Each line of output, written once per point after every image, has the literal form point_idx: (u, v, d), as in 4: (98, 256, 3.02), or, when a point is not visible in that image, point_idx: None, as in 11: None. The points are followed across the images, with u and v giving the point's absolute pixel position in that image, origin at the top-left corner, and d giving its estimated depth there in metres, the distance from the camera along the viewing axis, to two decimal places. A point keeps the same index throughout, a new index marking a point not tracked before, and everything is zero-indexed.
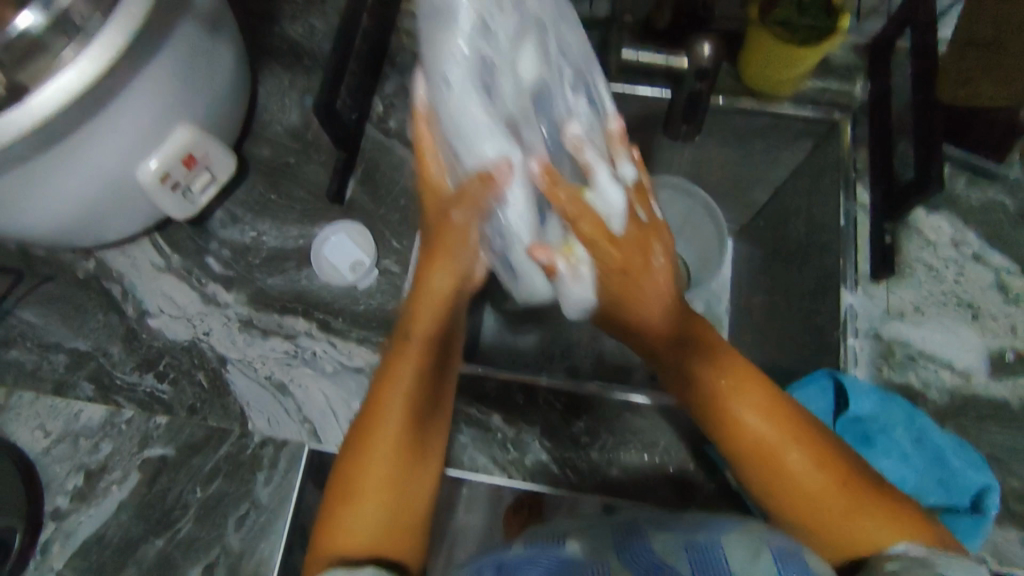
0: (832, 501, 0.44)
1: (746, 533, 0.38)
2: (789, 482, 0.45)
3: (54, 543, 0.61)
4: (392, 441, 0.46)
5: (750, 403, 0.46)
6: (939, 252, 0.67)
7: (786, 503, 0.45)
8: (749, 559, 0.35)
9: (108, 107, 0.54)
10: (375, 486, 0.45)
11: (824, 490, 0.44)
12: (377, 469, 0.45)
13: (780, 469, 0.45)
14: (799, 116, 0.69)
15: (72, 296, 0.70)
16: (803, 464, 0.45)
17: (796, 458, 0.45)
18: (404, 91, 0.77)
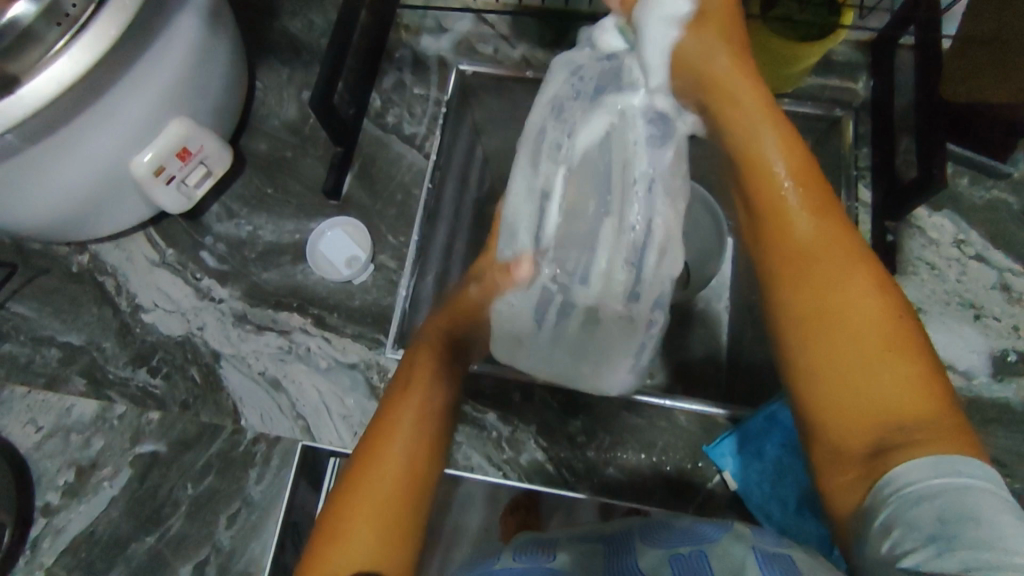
0: (903, 396, 0.39)
1: (730, 542, 0.40)
2: (846, 362, 0.40)
3: (43, 539, 0.61)
4: (396, 457, 0.46)
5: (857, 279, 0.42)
6: (942, 251, 0.66)
7: (838, 343, 0.41)
8: (734, 569, 0.37)
9: (101, 98, 0.54)
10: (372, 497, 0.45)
11: (891, 388, 0.39)
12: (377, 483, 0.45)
13: (851, 334, 0.40)
14: (800, 113, 0.68)
15: (66, 290, 0.69)
16: (890, 377, 0.39)
17: (879, 365, 0.39)
18: (403, 85, 0.76)
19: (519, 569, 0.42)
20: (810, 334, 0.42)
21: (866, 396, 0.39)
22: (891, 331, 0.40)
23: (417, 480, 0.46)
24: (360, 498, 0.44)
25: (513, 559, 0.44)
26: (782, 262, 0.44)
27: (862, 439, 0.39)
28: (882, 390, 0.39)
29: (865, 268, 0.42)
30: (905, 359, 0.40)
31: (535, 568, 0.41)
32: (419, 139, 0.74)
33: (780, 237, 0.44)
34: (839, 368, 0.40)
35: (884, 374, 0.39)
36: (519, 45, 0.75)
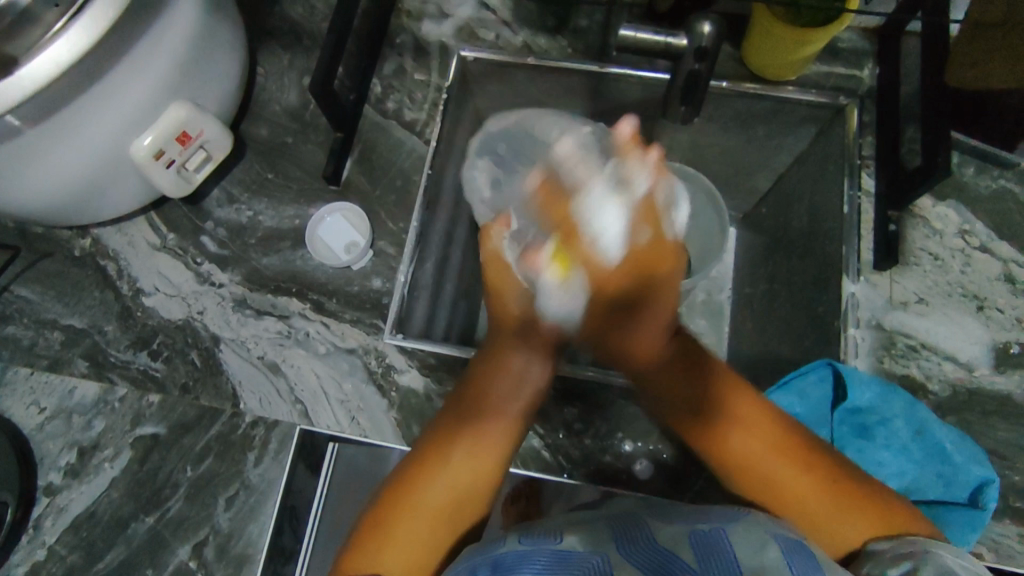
0: (817, 499, 0.50)
1: (751, 526, 0.41)
2: (783, 476, 0.51)
3: (46, 518, 0.62)
4: (433, 494, 0.52)
5: (743, 428, 0.53)
6: (946, 242, 0.65)
7: (784, 485, 0.51)
8: (753, 551, 0.38)
9: (100, 82, 0.54)
10: (407, 538, 0.50)
11: (841, 522, 0.48)
12: (410, 522, 0.51)
13: (771, 480, 0.52)
14: (804, 101, 0.67)
15: (69, 273, 0.70)
16: (793, 471, 0.51)
17: (783, 461, 0.51)
18: (403, 71, 0.75)
19: (526, 551, 0.41)
20: (749, 475, 0.53)
21: (794, 500, 0.51)
22: (770, 432, 0.53)
23: (463, 505, 0.52)
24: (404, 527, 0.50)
25: (519, 543, 0.43)
26: (726, 385, 0.55)
27: (849, 538, 0.48)
28: (813, 507, 0.50)
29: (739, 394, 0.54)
30: (787, 457, 0.52)
31: (542, 550, 0.41)
32: (419, 125, 0.74)
33: (718, 416, 0.54)
34: (807, 500, 0.50)
35: (778, 466, 0.52)
36: (521, 31, 0.75)
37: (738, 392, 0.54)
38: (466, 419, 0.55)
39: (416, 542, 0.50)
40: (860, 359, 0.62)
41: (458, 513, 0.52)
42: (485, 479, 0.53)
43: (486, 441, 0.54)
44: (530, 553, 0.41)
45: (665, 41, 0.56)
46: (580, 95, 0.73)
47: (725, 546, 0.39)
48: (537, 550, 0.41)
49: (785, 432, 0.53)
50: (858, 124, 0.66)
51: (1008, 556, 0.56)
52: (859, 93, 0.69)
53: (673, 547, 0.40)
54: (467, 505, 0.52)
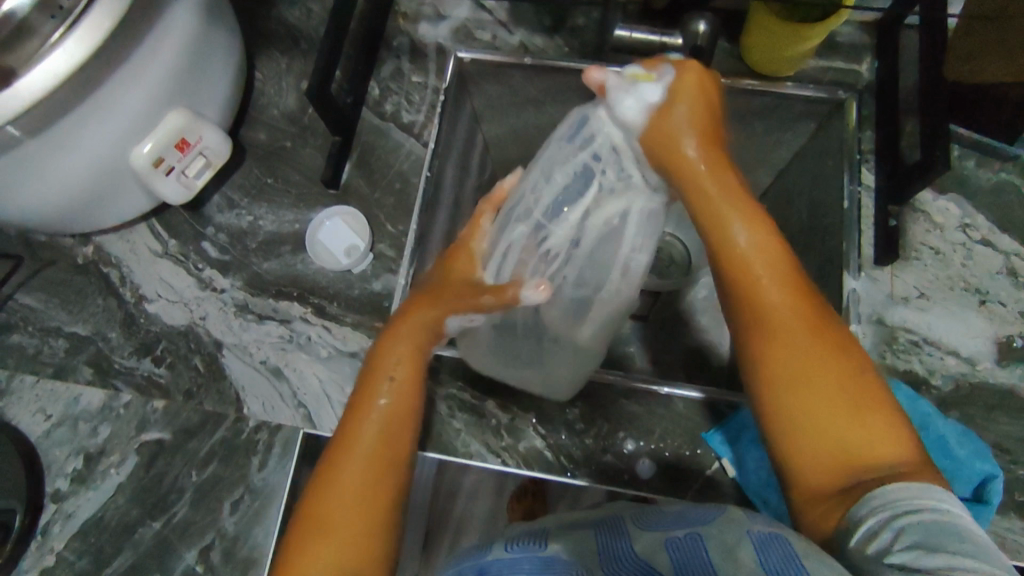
0: (835, 416, 0.39)
1: (724, 524, 0.39)
2: (811, 394, 0.40)
3: (54, 524, 0.62)
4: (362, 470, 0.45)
5: (794, 338, 0.41)
6: (946, 235, 0.65)
7: (801, 414, 0.40)
8: (727, 556, 0.37)
9: (97, 89, 0.54)
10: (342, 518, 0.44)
11: (870, 432, 0.39)
12: (344, 501, 0.44)
13: (790, 386, 0.41)
14: (801, 96, 0.67)
15: (71, 281, 0.70)
16: (820, 384, 0.40)
17: (818, 377, 0.40)
18: (400, 73, 0.75)
19: (514, 559, 0.43)
20: (783, 412, 0.41)
21: (793, 420, 0.40)
22: (823, 344, 0.41)
23: (388, 460, 0.46)
24: (331, 499, 0.44)
25: (505, 551, 0.45)
26: (780, 307, 0.43)
27: (829, 476, 0.39)
28: (842, 432, 0.39)
29: (805, 314, 0.42)
30: (825, 369, 0.40)
31: (527, 558, 0.43)
32: (417, 127, 0.74)
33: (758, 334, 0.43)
34: (835, 426, 0.39)
35: (819, 380, 0.40)
36: (517, 31, 0.74)
37: (796, 303, 0.43)
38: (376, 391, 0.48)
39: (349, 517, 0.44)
40: (863, 355, 0.62)
41: (389, 473, 0.46)
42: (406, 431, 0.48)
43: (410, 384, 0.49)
44: (515, 562, 0.42)
45: (660, 40, 0.61)
46: (577, 94, 0.73)
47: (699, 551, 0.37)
48: (523, 557, 0.43)
49: (841, 352, 0.41)
50: (857, 117, 0.66)
51: (1012, 550, 0.56)
52: (858, 87, 0.69)
53: (650, 558, 0.39)
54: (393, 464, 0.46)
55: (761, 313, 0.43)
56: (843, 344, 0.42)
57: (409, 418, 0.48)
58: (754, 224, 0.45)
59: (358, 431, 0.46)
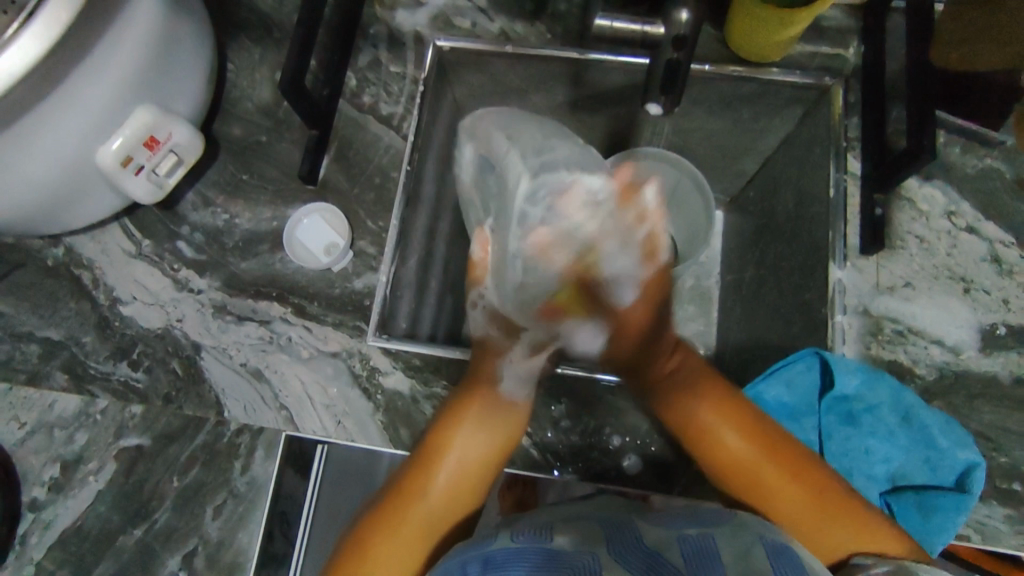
0: (768, 474, 0.55)
1: (732, 531, 0.42)
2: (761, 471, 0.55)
3: (32, 534, 0.61)
4: (430, 506, 0.56)
5: (734, 433, 0.56)
6: (932, 224, 0.64)
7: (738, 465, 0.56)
8: (740, 551, 0.39)
9: (58, 86, 0.52)
10: (411, 534, 0.55)
11: (797, 486, 0.54)
12: (414, 524, 0.55)
13: (762, 497, 0.55)
14: (786, 82, 0.66)
15: (42, 284, 0.68)
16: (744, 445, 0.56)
17: (731, 431, 0.56)
18: (378, 64, 0.73)
19: (518, 549, 0.41)
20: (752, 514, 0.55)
21: (767, 501, 0.55)
22: (732, 411, 0.57)
23: (461, 509, 0.57)
24: (413, 517, 0.56)
25: (512, 541, 0.43)
26: (709, 395, 0.58)
27: (840, 547, 0.52)
28: (797, 509, 0.54)
29: (731, 413, 0.57)
30: (754, 443, 0.56)
31: (532, 547, 0.41)
32: (396, 120, 0.72)
33: (707, 447, 0.57)
34: (794, 510, 0.54)
35: (745, 452, 0.56)
36: (497, 18, 0.72)
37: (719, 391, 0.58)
38: (461, 422, 0.58)
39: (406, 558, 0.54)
40: (849, 346, 0.61)
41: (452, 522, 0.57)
42: (483, 480, 0.58)
43: (493, 440, 0.57)
44: (520, 552, 0.40)
45: (643, 29, 0.63)
46: (560, 83, 0.72)
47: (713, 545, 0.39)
48: (528, 547, 0.41)
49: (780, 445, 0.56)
50: (842, 105, 0.66)
51: (993, 536, 0.56)
52: (844, 73, 0.68)
53: (661, 549, 0.39)
54: (461, 513, 0.57)
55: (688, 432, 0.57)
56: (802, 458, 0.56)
57: (493, 458, 0.58)
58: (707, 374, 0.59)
59: (440, 467, 0.57)
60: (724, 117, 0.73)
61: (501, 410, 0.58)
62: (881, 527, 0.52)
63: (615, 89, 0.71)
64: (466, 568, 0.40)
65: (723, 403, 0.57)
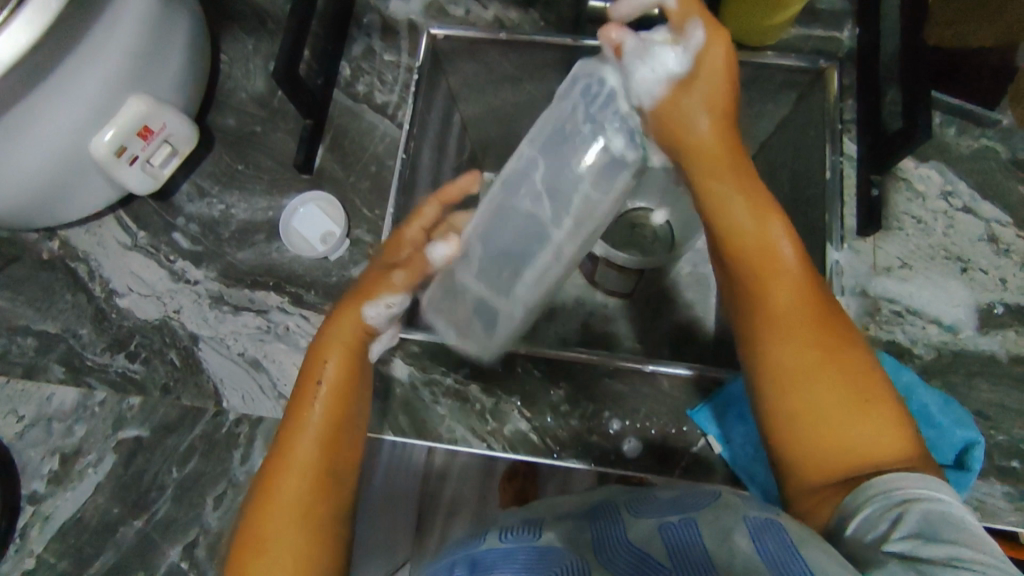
0: (814, 365, 0.44)
1: (719, 511, 0.40)
2: (796, 359, 0.44)
3: (32, 526, 0.61)
4: (305, 467, 0.49)
5: (781, 291, 0.46)
6: (928, 204, 0.65)
7: (783, 358, 0.44)
8: (721, 540, 0.36)
9: (51, 74, 0.52)
10: (287, 511, 0.47)
11: (834, 394, 0.43)
12: (286, 500, 0.47)
13: (793, 370, 0.44)
14: (782, 66, 0.66)
15: (38, 277, 0.68)
16: (794, 345, 0.44)
17: (772, 286, 0.46)
18: (372, 52, 0.73)
19: (508, 549, 0.38)
20: (779, 411, 0.44)
21: (797, 371, 0.44)
22: (790, 291, 0.46)
23: (339, 459, 0.50)
24: (286, 489, 0.48)
25: (500, 539, 0.41)
26: (759, 262, 0.47)
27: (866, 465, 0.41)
28: (829, 405, 0.42)
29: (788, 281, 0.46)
30: (806, 333, 0.44)
31: (523, 548, 0.38)
32: (391, 108, 0.72)
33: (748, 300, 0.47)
34: (825, 419, 0.42)
35: (792, 343, 0.44)
36: (491, 5, 0.72)
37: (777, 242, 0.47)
38: (327, 369, 0.52)
39: (291, 513, 0.47)
40: None
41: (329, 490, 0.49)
42: (355, 433, 0.52)
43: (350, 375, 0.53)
44: (510, 551, 0.38)
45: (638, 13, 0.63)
46: (555, 69, 0.72)
47: (695, 537, 0.37)
48: (519, 547, 0.38)
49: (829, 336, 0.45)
50: (837, 88, 0.65)
51: (993, 514, 0.56)
52: (839, 56, 0.69)
53: (643, 544, 0.37)
54: (339, 479, 0.50)
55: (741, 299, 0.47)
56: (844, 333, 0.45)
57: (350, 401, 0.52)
58: (751, 204, 0.48)
59: (301, 425, 0.50)
60: None
61: (359, 348, 0.54)
62: (900, 422, 0.42)
63: None
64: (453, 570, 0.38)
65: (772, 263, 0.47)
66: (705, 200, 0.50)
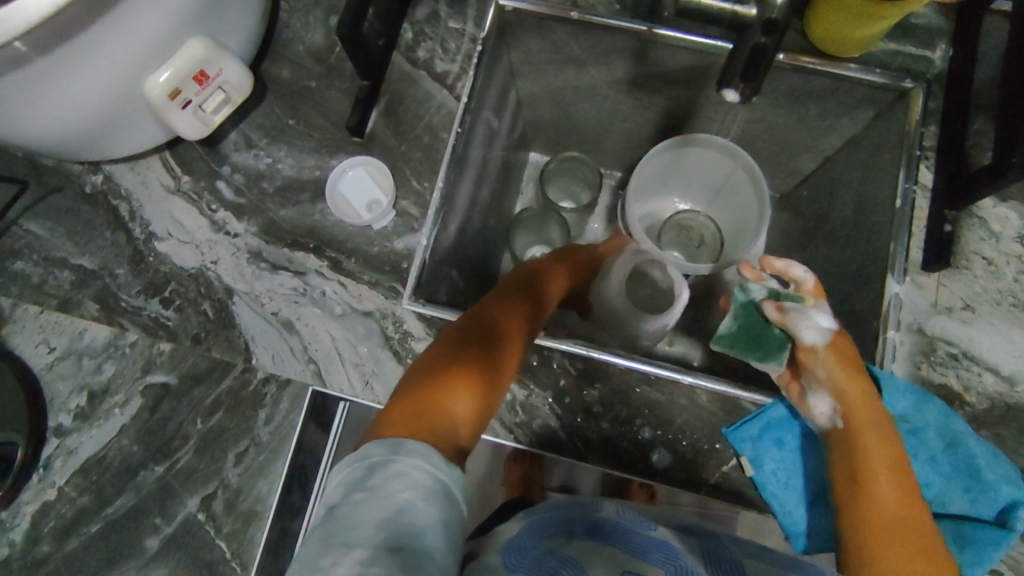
0: (909, 565, 0.47)
1: None
2: (890, 563, 0.47)
3: (56, 459, 0.61)
4: (490, 349, 0.49)
5: (890, 486, 0.50)
6: (1003, 246, 0.61)
7: (883, 556, 0.47)
8: None
9: (111, 11, 0.49)
10: (465, 378, 0.46)
11: None
12: (468, 366, 0.47)
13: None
14: (864, 81, 0.64)
15: (80, 210, 0.67)
16: (890, 546, 0.48)
17: (883, 486, 0.50)
18: (437, 17, 0.70)
19: (626, 526, 0.44)
20: None
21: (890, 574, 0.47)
22: (906, 512, 0.49)
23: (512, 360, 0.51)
24: (455, 365, 0.47)
25: (616, 515, 0.46)
26: (890, 461, 0.51)
27: None
28: None
29: (896, 490, 0.50)
30: (915, 554, 0.47)
31: (640, 532, 0.43)
32: (451, 78, 0.69)
33: (852, 489, 0.51)
34: None
35: (902, 562, 0.47)
36: None
37: (883, 437, 0.51)
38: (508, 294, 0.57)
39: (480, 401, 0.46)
40: (897, 364, 0.59)
41: (489, 372, 0.48)
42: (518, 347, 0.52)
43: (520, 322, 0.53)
44: (629, 528, 0.43)
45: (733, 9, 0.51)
46: (624, 56, 0.71)
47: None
48: (633, 528, 0.44)
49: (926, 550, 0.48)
50: (921, 110, 0.63)
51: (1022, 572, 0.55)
52: (927, 76, 0.65)
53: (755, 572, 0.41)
54: (495, 378, 0.49)
55: (843, 471, 0.52)
56: (926, 548, 0.48)
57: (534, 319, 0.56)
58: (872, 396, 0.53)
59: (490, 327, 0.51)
60: (792, 109, 0.71)
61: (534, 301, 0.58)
62: None
63: (682, 70, 0.71)
64: (574, 529, 0.43)
65: (897, 477, 0.50)
66: (855, 427, 0.52)
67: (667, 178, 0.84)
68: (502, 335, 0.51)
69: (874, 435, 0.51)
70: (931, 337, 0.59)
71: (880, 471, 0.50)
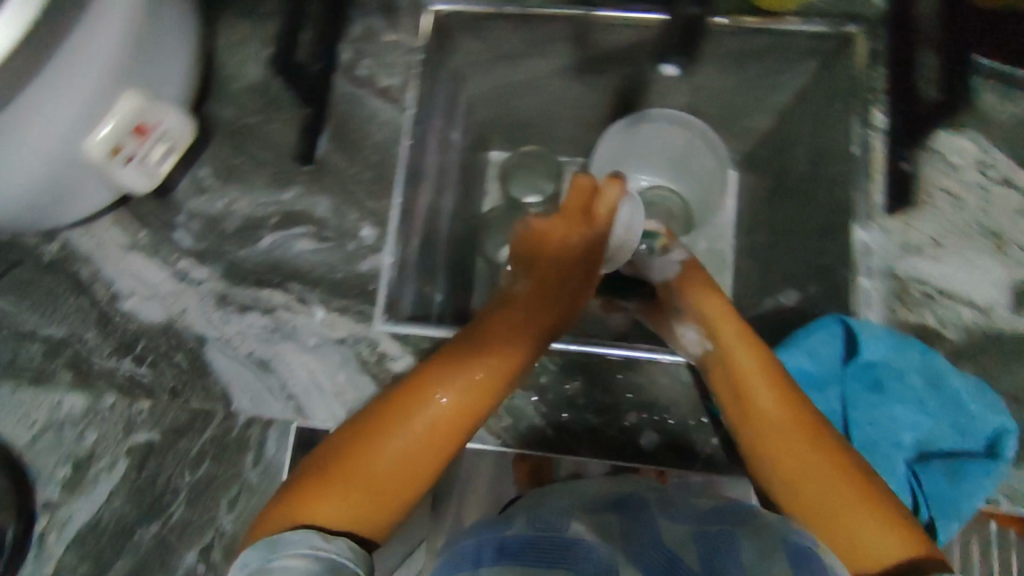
0: (816, 462, 0.44)
1: (759, 527, 0.40)
2: (799, 466, 0.44)
3: (50, 532, 0.61)
4: (481, 380, 0.46)
5: (770, 390, 0.48)
6: (964, 177, 0.61)
7: (797, 467, 0.44)
8: (759, 559, 0.36)
9: (30, 80, 0.48)
10: (423, 424, 0.44)
11: (843, 500, 0.43)
12: (440, 410, 0.44)
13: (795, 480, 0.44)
14: (809, 32, 0.63)
15: (41, 280, 0.67)
16: (794, 450, 0.45)
17: (764, 393, 0.48)
18: (372, 34, 0.70)
19: (536, 537, 0.39)
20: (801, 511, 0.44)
21: (795, 478, 0.44)
22: (796, 413, 0.46)
23: (465, 413, 0.45)
24: (424, 411, 0.44)
25: (528, 525, 0.41)
26: (763, 365, 0.49)
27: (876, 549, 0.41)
28: (830, 498, 0.43)
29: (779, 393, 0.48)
30: (815, 450, 0.45)
31: (550, 543, 0.38)
32: (393, 92, 0.69)
33: (738, 404, 0.49)
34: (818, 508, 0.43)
35: (810, 458, 0.44)
36: None
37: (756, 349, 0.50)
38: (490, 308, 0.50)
39: (425, 441, 0.44)
40: (873, 310, 0.59)
41: (446, 434, 0.45)
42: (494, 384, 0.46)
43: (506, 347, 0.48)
44: (536, 541, 0.38)
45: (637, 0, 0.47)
46: (564, 45, 0.70)
47: (730, 549, 0.37)
48: (545, 540, 0.39)
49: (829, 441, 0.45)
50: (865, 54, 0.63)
51: None
52: (871, 19, 0.64)
53: (676, 546, 0.38)
54: (457, 427, 0.45)
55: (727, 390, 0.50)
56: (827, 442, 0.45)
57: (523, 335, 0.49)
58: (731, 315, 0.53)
59: (478, 359, 0.46)
60: (738, 72, 0.71)
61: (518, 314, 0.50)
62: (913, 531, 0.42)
63: (620, 51, 0.71)
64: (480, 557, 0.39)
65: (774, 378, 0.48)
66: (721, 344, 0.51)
67: (624, 160, 0.84)
68: (492, 371, 0.47)
69: (743, 341, 0.50)
70: (902, 277, 0.59)
71: (757, 377, 0.49)
